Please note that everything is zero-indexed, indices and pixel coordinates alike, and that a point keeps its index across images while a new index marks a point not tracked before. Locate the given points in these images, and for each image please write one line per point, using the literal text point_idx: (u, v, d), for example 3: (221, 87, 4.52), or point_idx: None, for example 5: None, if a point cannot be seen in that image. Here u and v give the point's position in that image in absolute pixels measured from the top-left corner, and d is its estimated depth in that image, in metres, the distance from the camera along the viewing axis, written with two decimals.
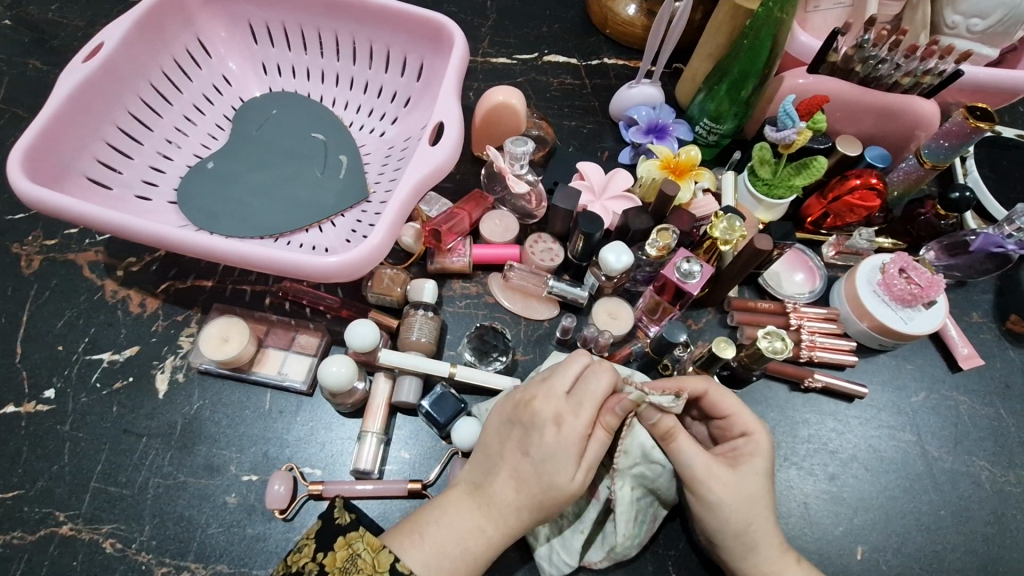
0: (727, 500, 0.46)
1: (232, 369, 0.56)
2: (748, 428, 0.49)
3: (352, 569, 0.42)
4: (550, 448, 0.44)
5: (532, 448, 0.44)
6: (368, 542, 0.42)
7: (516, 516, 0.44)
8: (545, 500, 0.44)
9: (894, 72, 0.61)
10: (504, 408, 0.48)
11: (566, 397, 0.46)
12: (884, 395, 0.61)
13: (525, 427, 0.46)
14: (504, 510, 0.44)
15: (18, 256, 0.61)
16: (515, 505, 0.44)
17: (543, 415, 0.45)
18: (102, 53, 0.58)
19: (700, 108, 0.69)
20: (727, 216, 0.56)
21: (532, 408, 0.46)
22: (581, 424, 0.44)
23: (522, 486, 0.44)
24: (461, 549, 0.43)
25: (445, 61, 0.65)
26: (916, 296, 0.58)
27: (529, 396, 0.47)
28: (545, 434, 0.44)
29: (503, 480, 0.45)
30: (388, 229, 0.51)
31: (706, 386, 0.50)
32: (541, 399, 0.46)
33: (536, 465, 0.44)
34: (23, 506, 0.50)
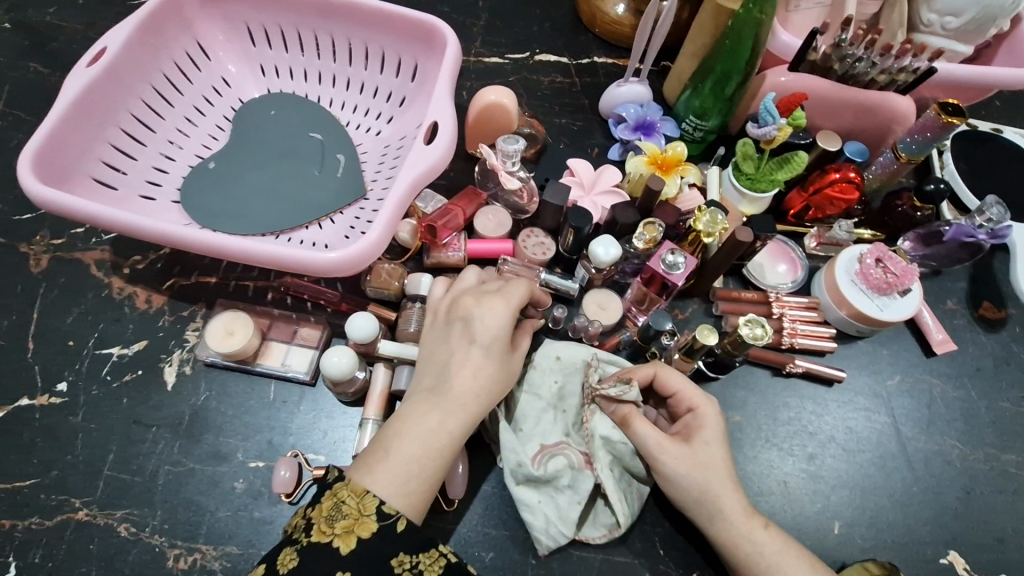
0: (679, 471, 0.49)
1: (237, 361, 0.58)
2: (694, 403, 0.52)
3: (338, 516, 0.44)
4: (493, 330, 0.52)
5: (478, 334, 0.51)
6: (351, 488, 0.45)
7: (474, 398, 0.49)
8: (499, 379, 0.51)
9: (870, 70, 0.64)
10: (438, 318, 0.54)
11: (493, 293, 0.54)
12: (862, 380, 0.64)
13: (465, 322, 0.52)
14: (462, 398, 0.49)
15: (27, 255, 0.63)
16: (472, 386, 0.49)
17: (477, 306, 0.53)
18: (105, 57, 0.59)
19: (686, 105, 0.72)
20: (709, 210, 0.58)
21: (466, 306, 0.53)
22: (510, 305, 0.53)
23: (475, 369, 0.50)
24: (417, 456, 0.46)
25: (438, 63, 0.67)
26: (891, 285, 0.61)
27: (458, 300, 0.54)
28: (484, 319, 0.52)
29: (458, 371, 0.50)
30: (385, 225, 0.53)
31: (655, 368, 0.54)
32: (471, 297, 0.54)
33: (485, 350, 0.51)
34: (39, 494, 0.52)
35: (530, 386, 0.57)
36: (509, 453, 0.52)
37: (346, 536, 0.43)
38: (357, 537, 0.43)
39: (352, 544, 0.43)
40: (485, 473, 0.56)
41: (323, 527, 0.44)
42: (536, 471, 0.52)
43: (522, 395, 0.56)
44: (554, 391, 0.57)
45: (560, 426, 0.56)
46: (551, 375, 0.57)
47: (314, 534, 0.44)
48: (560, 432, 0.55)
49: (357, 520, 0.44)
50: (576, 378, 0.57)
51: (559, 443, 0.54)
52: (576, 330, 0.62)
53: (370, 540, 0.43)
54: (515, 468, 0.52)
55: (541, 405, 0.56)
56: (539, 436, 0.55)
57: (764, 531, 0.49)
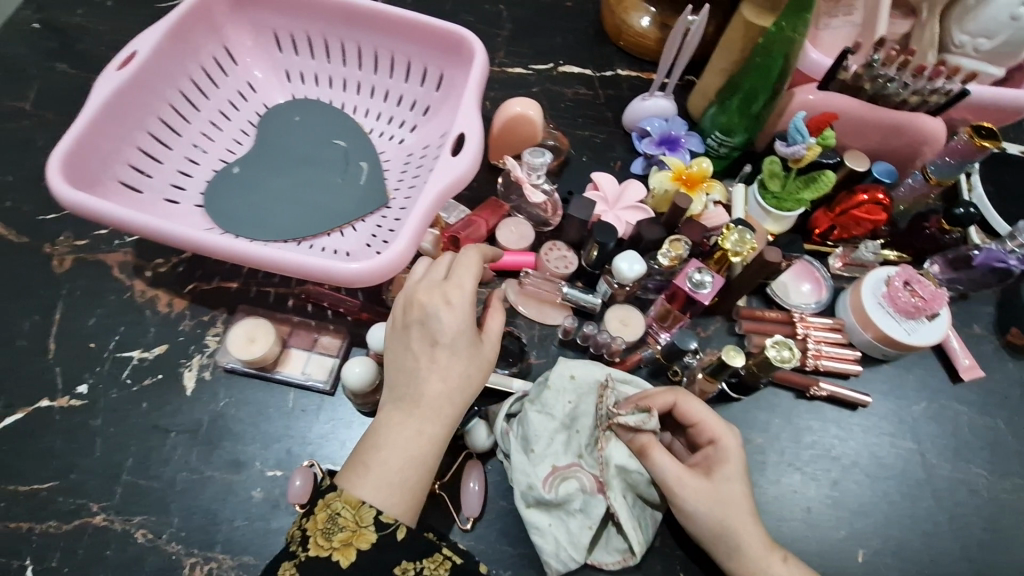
0: (698, 505, 0.49)
1: (257, 369, 0.58)
2: (717, 436, 0.51)
3: (334, 528, 0.44)
4: (454, 328, 0.48)
5: (439, 336, 0.47)
6: (346, 500, 0.44)
7: (450, 401, 0.47)
8: (469, 372, 0.48)
9: (901, 90, 0.63)
10: (395, 320, 0.50)
11: (444, 284, 0.49)
12: (887, 404, 0.62)
13: (422, 322, 0.48)
14: (434, 403, 0.47)
15: (50, 255, 0.63)
16: (444, 390, 0.47)
17: (432, 304, 0.48)
18: (135, 61, 0.59)
19: (712, 121, 0.71)
20: (738, 228, 0.58)
21: (420, 304, 0.49)
22: (467, 297, 0.48)
23: (445, 371, 0.47)
24: (405, 468, 0.46)
25: (465, 73, 0.67)
26: (918, 309, 0.61)
27: (413, 297, 0.49)
28: (442, 318, 0.48)
29: (424, 376, 0.47)
30: (412, 236, 0.53)
31: (675, 396, 0.53)
32: (423, 293, 0.49)
33: (448, 349, 0.48)
34: (57, 497, 0.52)
35: (543, 405, 0.55)
36: (519, 475, 0.53)
37: (346, 549, 0.43)
38: (357, 549, 0.44)
39: (352, 557, 0.43)
40: (504, 489, 0.56)
41: (321, 540, 0.44)
42: (547, 494, 0.52)
43: (534, 412, 0.55)
44: (567, 411, 0.55)
45: (573, 448, 0.54)
46: (565, 395, 0.56)
47: (312, 548, 0.44)
48: (572, 454, 0.54)
49: (355, 533, 0.44)
50: (589, 398, 0.56)
51: (571, 466, 0.53)
52: (597, 346, 0.61)
53: (369, 552, 0.44)
54: (526, 490, 0.52)
55: (553, 425, 0.54)
56: (551, 457, 0.54)
57: (783, 564, 0.48)
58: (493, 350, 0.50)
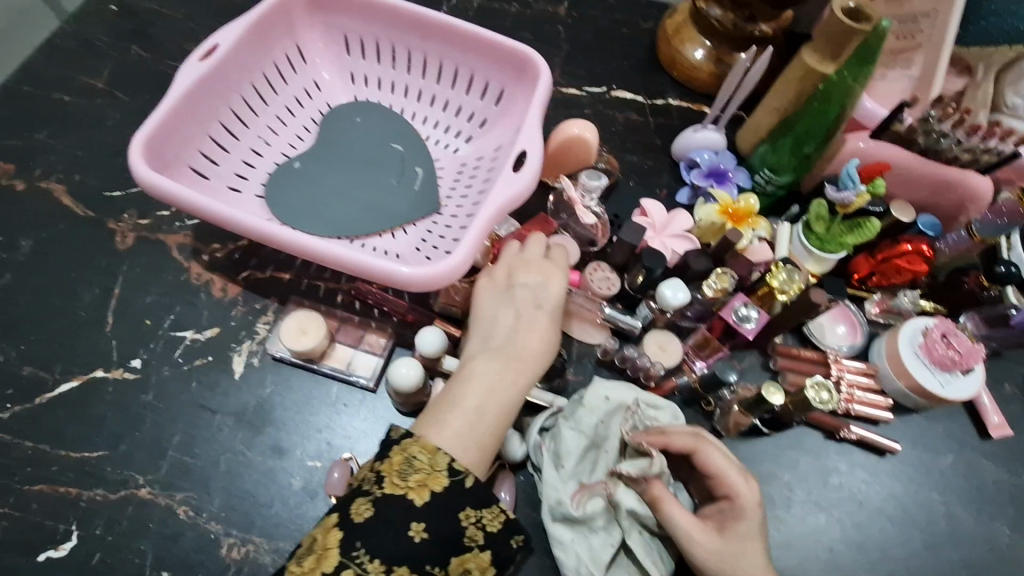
0: (709, 564, 0.48)
1: (305, 359, 0.60)
2: (735, 492, 0.50)
3: (409, 470, 0.47)
4: (554, 299, 0.57)
5: (543, 302, 0.57)
6: (422, 445, 0.48)
7: (539, 360, 0.54)
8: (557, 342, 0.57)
9: (954, 147, 0.64)
10: (494, 290, 0.58)
11: (543, 264, 0.60)
12: (915, 453, 0.63)
13: (525, 291, 0.57)
14: (529, 361, 0.54)
15: (114, 231, 0.65)
16: (538, 349, 0.54)
17: (535, 278, 0.58)
18: (217, 54, 0.62)
19: (761, 159, 0.72)
20: (786, 267, 0.60)
21: (523, 278, 0.58)
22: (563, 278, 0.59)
23: (541, 333, 0.55)
24: (490, 410, 0.50)
25: (528, 91, 0.69)
26: (955, 362, 0.62)
27: (516, 271, 0.59)
28: (545, 289, 0.58)
29: (523, 336, 0.55)
30: (470, 248, 0.54)
31: (696, 443, 0.52)
32: (526, 269, 0.59)
33: (546, 316, 0.56)
34: (106, 467, 0.54)
35: (576, 422, 0.56)
36: (549, 490, 0.53)
37: (421, 489, 0.46)
38: (431, 491, 0.46)
39: (426, 497, 0.45)
40: (535, 502, 0.57)
41: (396, 480, 0.46)
42: (575, 510, 0.53)
43: (566, 427, 0.56)
44: (598, 431, 0.57)
45: (600, 467, 0.56)
46: (597, 413, 0.57)
47: (387, 486, 0.46)
48: (600, 472, 0.55)
49: (430, 474, 0.46)
50: (618, 418, 0.57)
51: (598, 483, 0.54)
52: (635, 368, 0.63)
53: (443, 493, 0.46)
54: (554, 505, 0.53)
55: (585, 442, 0.56)
56: (579, 474, 0.55)
57: None
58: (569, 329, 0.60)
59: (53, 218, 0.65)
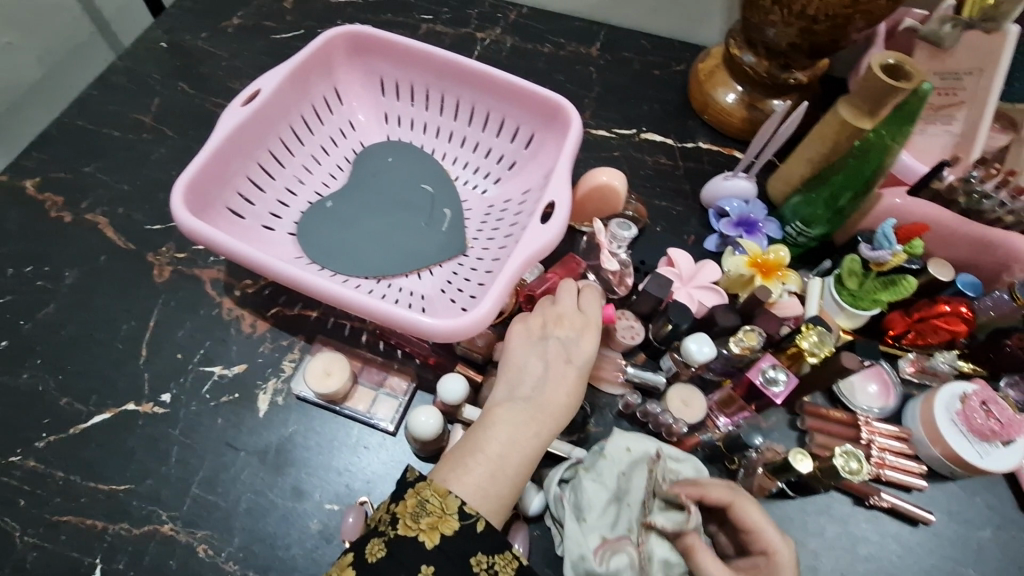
0: None
1: (327, 400, 0.60)
2: (769, 547, 0.48)
3: (422, 513, 0.47)
4: (588, 355, 0.56)
5: (576, 356, 0.55)
6: (435, 489, 0.47)
7: (565, 415, 0.53)
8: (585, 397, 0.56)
9: (998, 209, 0.63)
10: (530, 333, 0.58)
11: (582, 314, 0.58)
12: (951, 526, 0.60)
13: (561, 342, 0.56)
14: (555, 415, 0.53)
15: (152, 264, 0.67)
16: (565, 404, 0.53)
17: (573, 329, 0.57)
18: (258, 99, 0.64)
19: (794, 210, 0.71)
20: (816, 330, 0.59)
21: (560, 327, 0.57)
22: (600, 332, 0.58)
23: (572, 387, 0.54)
24: (510, 460, 0.50)
25: (558, 137, 0.69)
26: (995, 433, 0.59)
27: (555, 318, 0.58)
28: (580, 342, 0.56)
29: (553, 388, 0.54)
30: (496, 298, 0.54)
31: (732, 496, 0.51)
32: (565, 317, 0.58)
33: (579, 370, 0.55)
34: (132, 501, 0.55)
35: (598, 475, 0.56)
36: (570, 546, 0.53)
37: (431, 532, 0.46)
38: (441, 534, 0.46)
39: (436, 540, 0.46)
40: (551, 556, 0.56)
41: (409, 522, 0.46)
42: (598, 566, 0.52)
43: (587, 479, 0.56)
44: (620, 483, 0.56)
45: (622, 520, 0.54)
46: (619, 465, 0.57)
47: (400, 528, 0.46)
48: (623, 526, 0.54)
49: (441, 518, 0.46)
50: (641, 470, 0.56)
51: (623, 538, 0.53)
52: (657, 424, 0.62)
53: (452, 538, 0.46)
54: (577, 561, 0.52)
55: (607, 495, 0.55)
56: (601, 528, 0.54)
57: None
58: None
59: (96, 251, 0.68)
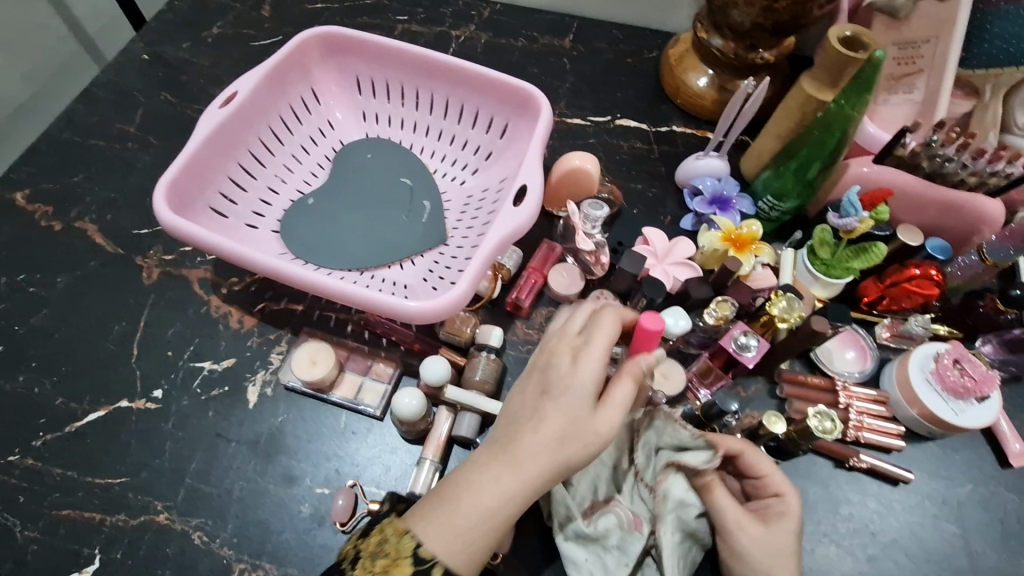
0: (756, 553, 0.49)
1: (315, 389, 0.62)
2: (780, 489, 0.52)
3: (381, 553, 0.43)
4: (569, 381, 0.45)
5: (553, 385, 0.46)
6: (395, 527, 0.44)
7: (539, 458, 0.43)
8: (575, 436, 0.44)
9: (960, 170, 0.64)
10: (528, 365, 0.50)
11: (574, 336, 0.48)
12: (931, 484, 0.62)
13: (543, 369, 0.47)
14: (525, 457, 0.43)
15: (141, 267, 0.69)
16: (536, 444, 0.43)
17: (560, 353, 0.47)
18: (235, 101, 0.66)
19: (765, 185, 0.72)
20: (786, 296, 0.61)
21: (549, 352, 0.48)
22: (591, 351, 0.46)
23: (546, 423, 0.44)
24: (468, 508, 0.43)
25: (530, 125, 0.71)
26: (968, 389, 0.60)
27: (549, 343, 0.49)
28: (560, 368, 0.46)
29: (526, 423, 0.45)
30: (471, 279, 0.56)
31: (744, 445, 0.53)
32: (556, 340, 0.49)
33: (557, 401, 0.45)
34: (128, 493, 0.57)
35: None
36: (558, 508, 0.53)
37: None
38: None
39: None
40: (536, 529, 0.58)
41: (367, 562, 0.43)
42: (587, 528, 0.53)
43: None
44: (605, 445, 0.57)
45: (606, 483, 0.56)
46: None
47: (358, 567, 0.43)
48: (611, 488, 0.56)
49: (394, 561, 0.43)
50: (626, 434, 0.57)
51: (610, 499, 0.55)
52: None
53: None
54: (565, 523, 0.53)
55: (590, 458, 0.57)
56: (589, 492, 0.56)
57: None
58: (610, 421, 0.44)
59: (86, 256, 0.69)
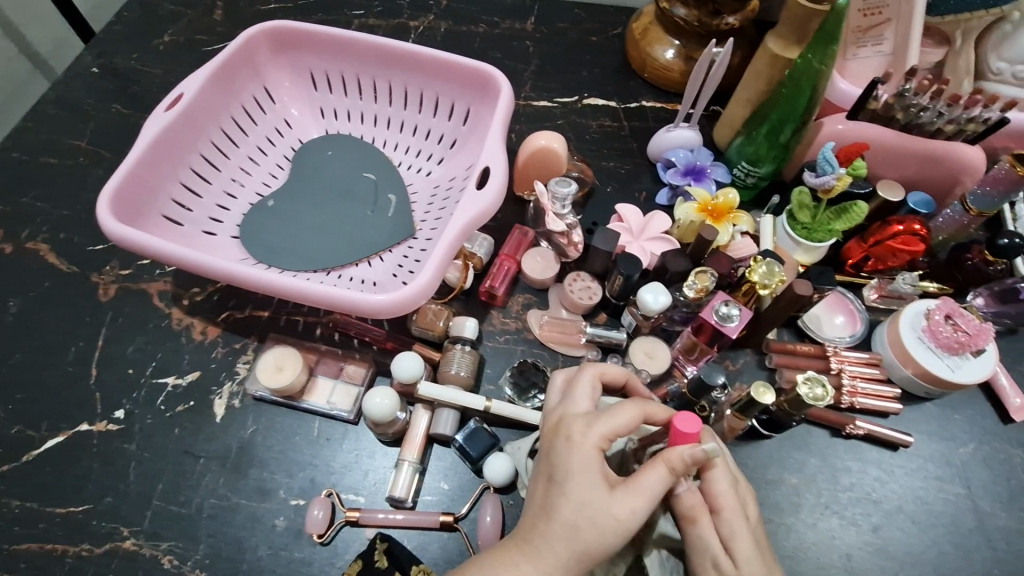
0: None
1: (285, 397, 0.59)
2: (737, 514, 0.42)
3: None
4: (573, 465, 0.42)
5: (557, 470, 0.42)
6: None
7: (551, 551, 0.40)
8: (591, 525, 0.40)
9: (936, 119, 0.62)
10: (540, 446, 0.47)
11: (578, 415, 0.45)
12: (932, 446, 0.59)
13: (547, 452, 0.44)
14: (539, 547, 0.40)
15: (97, 284, 0.66)
16: (547, 535, 0.40)
17: (559, 434, 0.44)
18: (181, 103, 0.63)
19: (738, 152, 0.70)
20: (766, 261, 0.58)
21: (551, 431, 0.45)
22: (594, 433, 0.43)
23: (557, 511, 0.41)
24: None
25: (492, 108, 0.69)
26: (963, 344, 0.57)
27: (552, 423, 0.47)
28: (561, 451, 0.43)
29: (536, 512, 0.42)
30: (436, 268, 0.53)
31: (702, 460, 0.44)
32: (558, 419, 0.46)
33: (563, 486, 0.42)
34: (92, 520, 0.54)
35: None
36: None
37: None
38: None
39: None
40: None
41: None
42: None
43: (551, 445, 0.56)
44: None
45: None
46: None
47: None
48: None
49: None
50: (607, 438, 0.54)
51: None
52: None
53: None
54: None
55: None
56: None
57: None
58: (626, 505, 0.40)
59: (39, 277, 0.66)
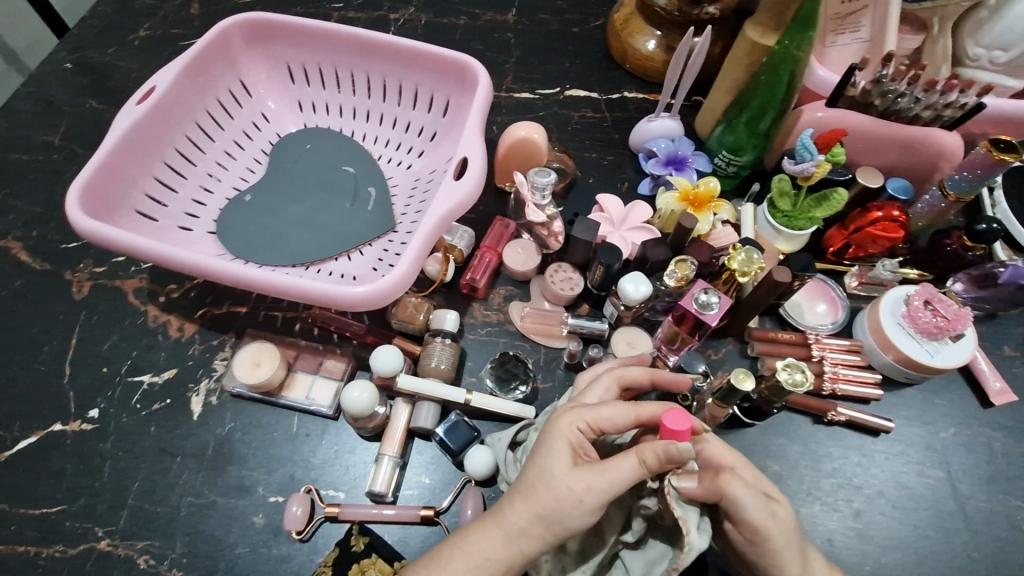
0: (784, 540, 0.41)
1: (262, 393, 0.58)
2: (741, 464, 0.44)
3: None
4: (548, 437, 0.44)
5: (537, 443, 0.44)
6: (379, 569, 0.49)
7: (513, 509, 0.42)
8: (548, 488, 0.41)
9: (913, 106, 0.62)
10: None
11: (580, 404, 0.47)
12: (913, 431, 0.59)
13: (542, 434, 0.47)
14: (504, 508, 0.42)
15: (70, 282, 0.65)
16: (512, 497, 0.42)
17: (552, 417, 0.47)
18: (153, 96, 0.62)
19: (719, 141, 0.70)
20: (745, 248, 0.57)
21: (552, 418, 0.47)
22: (578, 414, 0.44)
23: (525, 476, 0.43)
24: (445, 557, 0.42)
25: (470, 98, 0.68)
26: (941, 329, 0.58)
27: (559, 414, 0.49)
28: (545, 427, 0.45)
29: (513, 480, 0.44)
30: (413, 260, 0.53)
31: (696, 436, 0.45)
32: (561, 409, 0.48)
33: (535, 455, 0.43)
34: (66, 521, 0.53)
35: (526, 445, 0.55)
36: None
37: None
38: None
39: None
40: None
41: None
42: None
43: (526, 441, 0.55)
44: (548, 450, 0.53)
45: None
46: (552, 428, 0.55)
47: None
48: None
49: None
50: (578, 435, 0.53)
51: None
52: None
53: None
54: None
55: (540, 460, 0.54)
56: None
57: None
58: (586, 479, 0.40)
59: (11, 276, 0.65)
